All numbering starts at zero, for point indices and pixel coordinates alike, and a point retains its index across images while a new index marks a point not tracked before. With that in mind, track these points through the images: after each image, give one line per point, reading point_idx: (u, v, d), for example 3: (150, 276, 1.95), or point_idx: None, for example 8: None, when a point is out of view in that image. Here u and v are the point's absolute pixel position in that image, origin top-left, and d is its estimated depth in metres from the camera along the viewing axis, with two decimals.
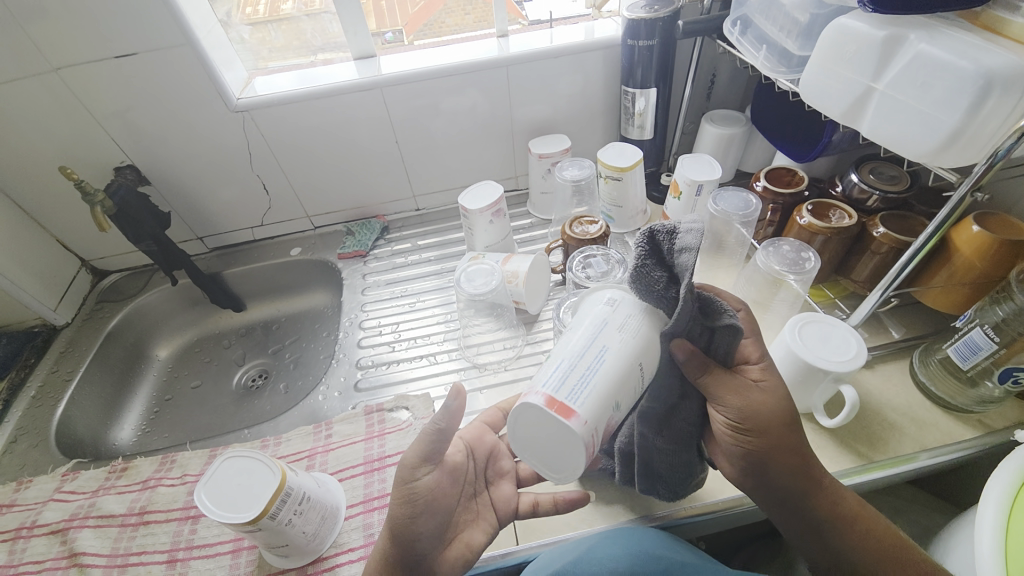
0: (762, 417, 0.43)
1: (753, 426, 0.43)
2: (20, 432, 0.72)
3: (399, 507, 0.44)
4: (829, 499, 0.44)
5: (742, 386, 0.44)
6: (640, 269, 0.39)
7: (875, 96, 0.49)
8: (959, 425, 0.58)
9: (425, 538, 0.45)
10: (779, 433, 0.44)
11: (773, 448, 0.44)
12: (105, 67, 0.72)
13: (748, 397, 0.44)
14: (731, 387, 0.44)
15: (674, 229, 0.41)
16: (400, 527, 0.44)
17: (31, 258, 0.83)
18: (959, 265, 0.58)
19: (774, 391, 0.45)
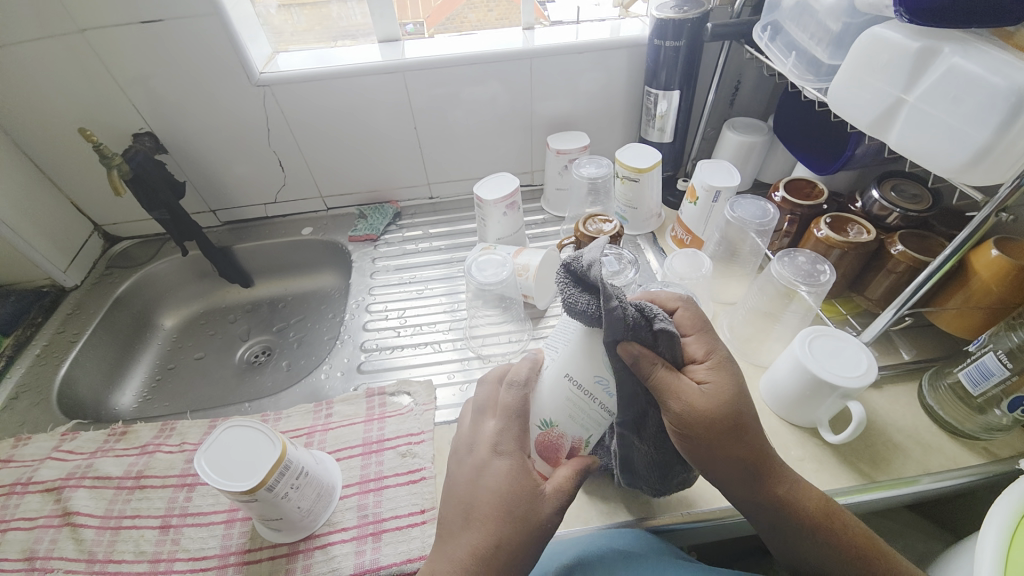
0: (704, 423, 0.43)
1: (694, 431, 0.43)
2: (22, 389, 0.72)
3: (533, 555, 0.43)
4: (790, 499, 0.46)
5: (684, 390, 0.43)
6: (566, 303, 0.41)
7: (905, 108, 0.48)
8: (965, 450, 0.58)
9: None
10: (727, 436, 0.44)
11: (719, 449, 0.44)
12: (129, 32, 0.72)
13: (692, 403, 0.43)
14: (675, 394, 0.43)
15: (580, 256, 0.42)
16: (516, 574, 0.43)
17: (45, 218, 0.84)
18: (975, 289, 0.57)
19: (719, 393, 0.44)
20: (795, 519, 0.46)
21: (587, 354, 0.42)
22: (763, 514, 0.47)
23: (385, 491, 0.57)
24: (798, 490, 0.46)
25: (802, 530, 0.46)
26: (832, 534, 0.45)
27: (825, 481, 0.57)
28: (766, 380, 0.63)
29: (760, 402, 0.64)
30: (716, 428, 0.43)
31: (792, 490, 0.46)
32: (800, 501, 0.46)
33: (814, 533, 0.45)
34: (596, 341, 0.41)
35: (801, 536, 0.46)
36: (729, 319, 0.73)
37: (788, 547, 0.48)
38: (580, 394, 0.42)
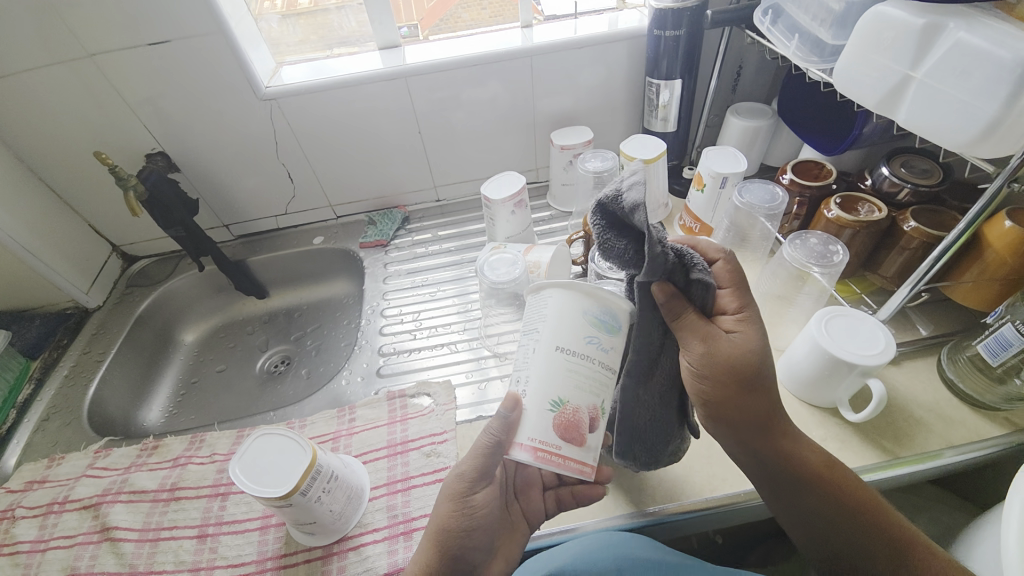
0: (723, 366, 0.44)
1: (710, 372, 0.45)
2: (53, 410, 0.74)
3: (465, 521, 0.46)
4: (796, 453, 0.47)
5: (710, 336, 0.44)
6: (602, 244, 0.45)
7: (913, 85, 0.47)
8: (987, 423, 0.57)
9: (478, 552, 0.47)
10: (745, 384, 0.45)
11: (732, 397, 0.45)
12: (135, 54, 0.73)
13: (716, 347, 0.44)
14: (707, 340, 0.44)
15: (619, 194, 0.42)
16: (453, 540, 0.46)
17: (64, 241, 0.85)
18: (990, 261, 0.57)
19: (746, 343, 0.44)
20: (799, 473, 0.47)
21: (570, 319, 0.43)
22: (768, 470, 0.47)
23: (412, 491, 0.58)
24: (802, 450, 0.47)
25: (804, 486, 0.47)
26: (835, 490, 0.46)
27: (847, 459, 0.57)
28: (783, 363, 0.63)
29: (778, 385, 0.65)
30: (736, 372, 0.44)
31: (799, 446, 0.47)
32: (806, 457, 0.47)
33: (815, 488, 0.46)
34: (575, 306, 0.43)
35: (803, 490, 0.47)
36: None
37: (784, 504, 0.48)
38: (578, 360, 0.42)
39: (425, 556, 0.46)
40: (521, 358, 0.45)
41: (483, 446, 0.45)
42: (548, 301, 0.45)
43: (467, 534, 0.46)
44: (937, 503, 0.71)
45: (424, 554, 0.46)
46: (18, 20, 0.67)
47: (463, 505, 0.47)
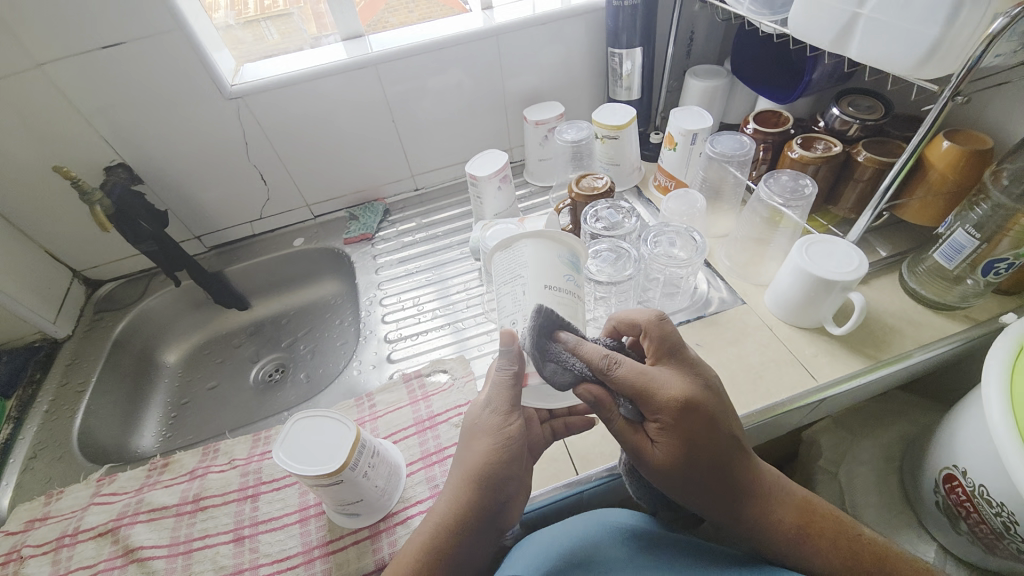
0: (665, 475, 0.45)
1: (656, 481, 0.46)
2: (39, 447, 0.68)
3: (501, 455, 0.46)
4: (765, 520, 0.47)
5: (641, 448, 0.45)
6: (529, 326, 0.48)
7: (861, 22, 0.52)
8: (950, 321, 0.65)
9: (512, 484, 0.47)
10: (692, 481, 0.45)
11: (683, 493, 0.46)
12: (85, 60, 0.69)
13: (651, 463, 0.45)
14: (632, 450, 0.46)
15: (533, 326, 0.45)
16: (488, 475, 0.46)
17: (20, 268, 0.79)
18: (933, 180, 0.64)
19: (672, 451, 0.44)
20: (779, 539, 0.47)
21: (547, 263, 0.49)
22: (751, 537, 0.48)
23: (448, 460, 0.59)
24: (774, 509, 0.47)
25: (789, 547, 0.47)
26: (816, 543, 0.46)
27: (839, 369, 0.63)
28: (770, 293, 0.69)
29: (768, 315, 0.70)
30: (676, 478, 0.45)
31: (769, 513, 0.47)
32: (777, 520, 0.47)
33: (800, 547, 0.46)
34: (547, 249, 0.50)
35: (791, 550, 0.47)
36: (725, 250, 0.80)
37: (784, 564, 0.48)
38: (562, 294, 0.48)
39: (464, 496, 0.45)
40: (512, 305, 0.49)
41: (500, 379, 0.48)
42: (522, 250, 0.50)
43: (505, 467, 0.46)
44: (911, 406, 0.80)
45: (461, 496, 0.45)
46: None
47: (501, 438, 0.47)
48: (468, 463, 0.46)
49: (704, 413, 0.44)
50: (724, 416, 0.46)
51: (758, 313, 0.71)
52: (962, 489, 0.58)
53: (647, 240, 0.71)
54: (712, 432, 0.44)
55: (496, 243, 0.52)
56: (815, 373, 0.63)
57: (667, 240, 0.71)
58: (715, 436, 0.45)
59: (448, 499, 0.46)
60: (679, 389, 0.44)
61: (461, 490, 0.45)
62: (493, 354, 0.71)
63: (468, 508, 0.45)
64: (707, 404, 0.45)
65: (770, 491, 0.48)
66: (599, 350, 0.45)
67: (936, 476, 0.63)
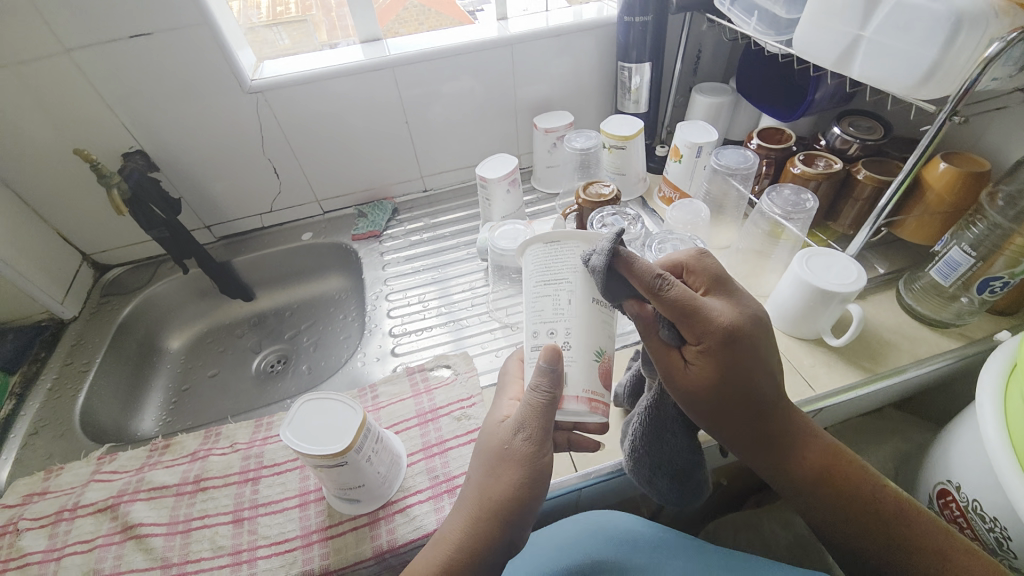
0: (697, 399, 0.45)
1: (686, 405, 0.46)
2: (40, 424, 0.69)
3: (526, 491, 0.43)
4: (791, 460, 0.48)
5: (676, 369, 0.45)
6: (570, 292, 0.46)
7: (863, 43, 0.55)
8: (945, 337, 0.67)
9: (533, 516, 0.45)
10: (725, 408, 0.45)
11: (713, 420, 0.46)
12: (111, 48, 0.71)
13: (683, 385, 0.45)
14: (667, 371, 0.45)
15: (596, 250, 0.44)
16: (511, 508, 0.43)
17: (32, 247, 0.80)
18: (931, 200, 0.66)
19: (709, 375, 0.43)
20: (802, 479, 0.48)
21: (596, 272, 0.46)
22: (774, 474, 0.49)
23: (449, 452, 0.59)
24: (803, 451, 0.48)
25: (809, 489, 0.48)
26: (837, 487, 0.47)
27: (836, 380, 0.64)
28: (770, 304, 0.71)
29: (767, 325, 0.72)
30: (708, 402, 0.45)
31: (797, 453, 0.48)
32: (804, 461, 0.48)
33: (821, 490, 0.48)
34: None
35: (812, 493, 0.48)
36: (726, 261, 0.81)
37: (803, 507, 0.50)
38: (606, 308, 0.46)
39: (482, 528, 0.43)
40: (551, 311, 0.46)
41: (535, 404, 0.44)
42: (573, 252, 0.47)
43: (529, 502, 0.44)
44: (905, 423, 0.81)
45: (480, 526, 0.43)
46: None
47: (529, 472, 0.44)
48: (489, 493, 0.44)
49: (748, 343, 0.44)
50: (767, 352, 0.45)
51: None
52: (955, 504, 0.58)
53: (652, 247, 0.73)
54: (755, 361, 0.44)
55: (543, 237, 0.48)
56: (813, 382, 0.64)
57: (672, 247, 0.72)
58: (755, 367, 0.45)
59: (461, 525, 0.44)
60: (727, 316, 0.44)
61: (480, 521, 0.43)
62: (496, 351, 0.72)
63: (489, 538, 0.43)
64: (754, 335, 0.44)
65: (802, 433, 0.48)
66: (652, 268, 0.43)
67: (929, 491, 0.63)
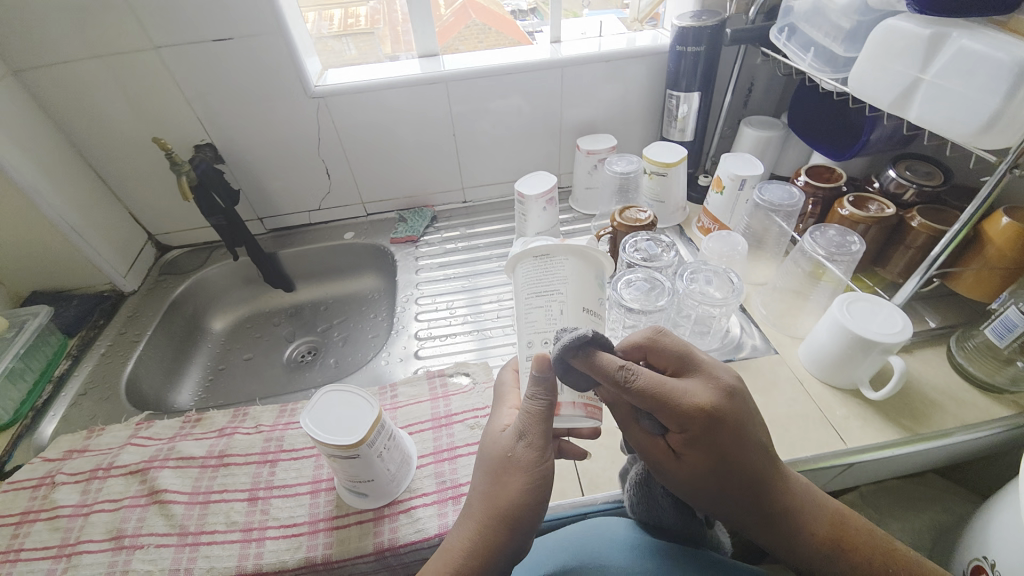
0: (692, 485, 0.45)
1: (682, 492, 0.46)
2: (90, 386, 0.75)
3: (531, 495, 0.44)
4: (798, 535, 0.46)
5: (666, 459, 0.45)
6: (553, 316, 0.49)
7: (922, 86, 0.53)
8: (996, 403, 0.62)
9: (538, 523, 0.45)
10: (720, 492, 0.45)
11: (711, 503, 0.47)
12: (196, 49, 0.78)
13: (676, 473, 0.45)
14: (657, 462, 0.46)
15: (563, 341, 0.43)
16: (516, 512, 0.44)
17: (106, 224, 0.88)
18: (991, 255, 0.62)
19: (695, 462, 0.44)
20: (815, 556, 0.46)
21: (582, 284, 0.51)
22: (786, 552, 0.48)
23: (459, 459, 0.60)
24: (808, 524, 0.47)
25: (824, 562, 0.46)
26: (852, 560, 0.45)
27: (870, 435, 0.61)
28: (805, 347, 0.68)
29: (800, 369, 0.69)
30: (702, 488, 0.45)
31: (804, 528, 0.46)
32: (814, 534, 0.46)
33: (835, 565, 0.46)
34: (583, 270, 0.52)
35: (826, 568, 0.46)
36: (762, 298, 0.79)
37: None
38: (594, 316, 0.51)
39: (487, 531, 0.43)
40: (544, 321, 0.49)
41: (536, 412, 0.45)
42: (561, 266, 0.51)
43: (534, 507, 0.44)
44: (947, 493, 0.75)
45: (486, 530, 0.43)
46: (80, 15, 0.72)
47: (532, 477, 0.44)
48: (494, 496, 0.44)
49: (728, 423, 0.43)
50: (748, 425, 0.45)
51: (790, 366, 0.69)
52: None
53: (683, 276, 0.72)
54: (739, 441, 0.44)
55: (534, 251, 0.52)
56: (844, 434, 0.61)
57: (704, 278, 0.71)
58: (742, 449, 0.44)
59: (469, 529, 0.44)
60: (703, 398, 0.43)
61: (489, 526, 0.43)
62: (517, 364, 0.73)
63: (492, 544, 0.43)
64: (731, 414, 0.44)
65: (807, 505, 0.47)
66: (615, 363, 0.42)
67: (967, 569, 0.58)
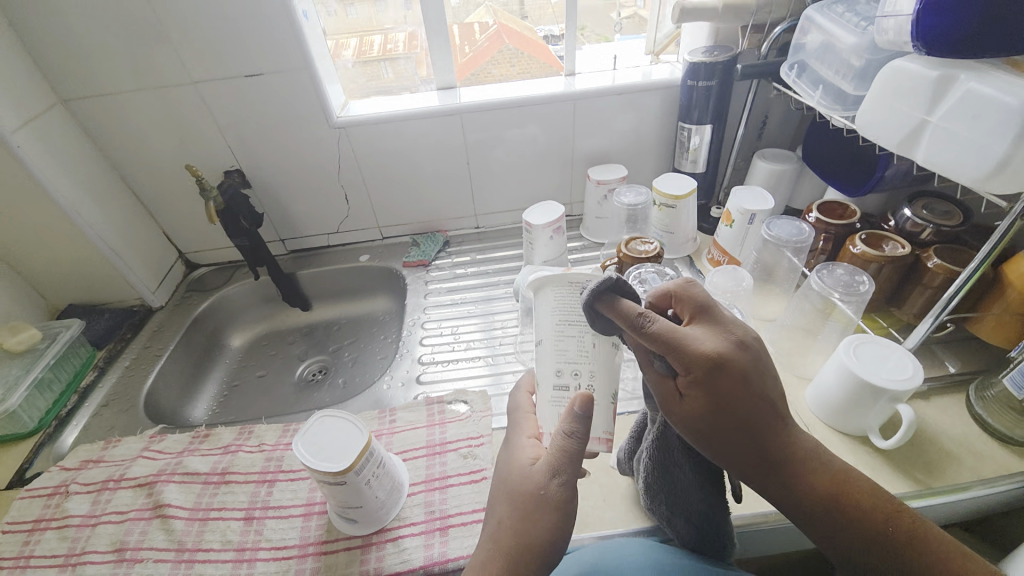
0: (700, 432, 0.44)
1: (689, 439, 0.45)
2: (112, 398, 0.79)
3: (560, 532, 0.44)
4: (802, 489, 0.45)
5: (674, 403, 0.44)
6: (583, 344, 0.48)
7: (930, 127, 0.52)
8: (1018, 458, 0.58)
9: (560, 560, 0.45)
10: (727, 437, 0.44)
11: (718, 452, 0.45)
12: (228, 84, 0.84)
13: (682, 417, 0.44)
14: (664, 404, 0.45)
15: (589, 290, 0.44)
16: (544, 551, 0.43)
17: (140, 243, 0.94)
18: (1012, 299, 0.59)
19: (699, 406, 0.42)
20: (820, 515, 0.44)
21: None
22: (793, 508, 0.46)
23: (449, 489, 0.60)
24: (812, 477, 0.45)
25: (828, 520, 0.44)
26: (854, 520, 0.44)
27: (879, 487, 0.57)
28: (812, 389, 0.66)
29: (806, 412, 0.66)
30: (707, 433, 0.43)
31: (810, 481, 0.44)
32: (818, 491, 0.44)
33: (839, 526, 0.44)
34: None
35: (831, 526, 0.44)
36: (770, 335, 0.76)
37: (830, 547, 0.45)
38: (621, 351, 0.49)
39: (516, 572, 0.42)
40: (575, 352, 0.48)
41: (567, 448, 0.45)
42: None
43: (561, 545, 0.44)
44: None
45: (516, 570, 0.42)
46: (127, 53, 0.79)
47: (560, 514, 0.44)
48: (522, 535, 0.43)
49: (736, 372, 0.42)
50: (758, 377, 0.43)
51: (796, 409, 0.67)
52: None
53: None
54: (745, 391, 0.43)
55: (569, 277, 0.48)
56: None
57: None
58: (747, 393, 0.43)
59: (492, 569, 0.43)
60: (712, 345, 0.43)
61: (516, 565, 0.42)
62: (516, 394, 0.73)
63: None
64: (739, 360, 0.43)
65: (813, 459, 0.45)
66: (635, 307, 0.42)
67: None
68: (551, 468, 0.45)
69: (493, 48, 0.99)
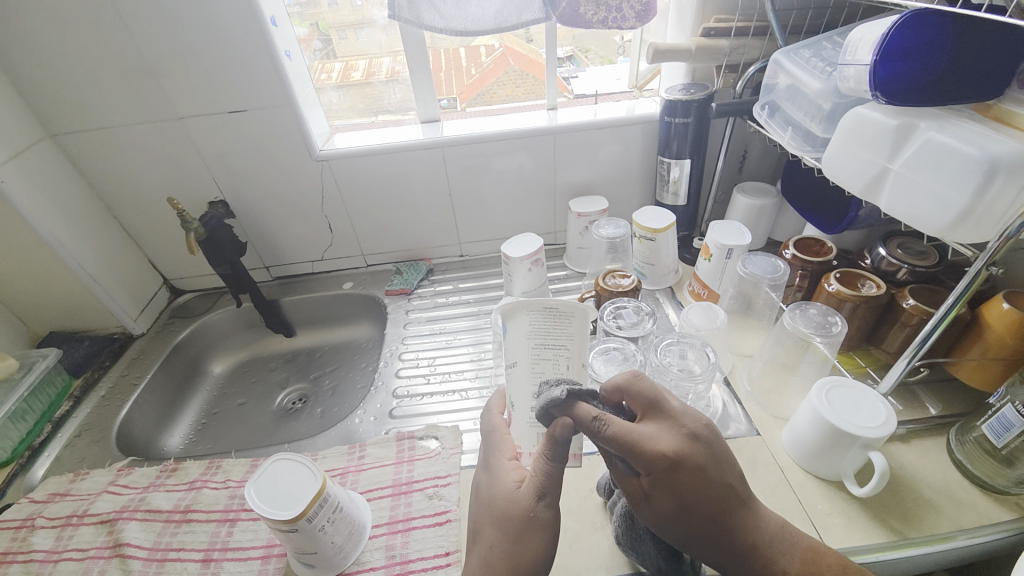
0: (669, 527, 0.45)
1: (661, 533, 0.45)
2: (85, 428, 0.79)
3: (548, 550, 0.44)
4: (774, 572, 0.44)
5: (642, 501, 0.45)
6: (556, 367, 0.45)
7: (892, 175, 0.52)
8: (998, 506, 0.56)
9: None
10: (694, 528, 0.44)
11: (689, 542, 0.45)
12: (214, 118, 0.86)
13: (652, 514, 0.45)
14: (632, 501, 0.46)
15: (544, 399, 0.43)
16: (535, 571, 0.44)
17: (123, 271, 0.95)
18: (991, 341, 0.58)
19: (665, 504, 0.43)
20: None
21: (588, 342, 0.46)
22: None
23: (412, 532, 0.59)
24: (781, 559, 0.45)
25: None
26: None
27: (854, 536, 0.56)
28: (787, 431, 0.64)
29: (782, 455, 0.65)
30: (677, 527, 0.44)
31: (780, 566, 0.44)
32: (789, 570, 0.44)
33: None
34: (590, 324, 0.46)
35: None
36: (748, 371, 0.75)
37: None
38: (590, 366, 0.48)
39: None
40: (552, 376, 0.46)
41: (550, 470, 0.45)
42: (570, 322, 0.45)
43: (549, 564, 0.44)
44: None
45: None
46: (116, 88, 0.81)
47: (546, 534, 0.45)
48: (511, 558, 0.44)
49: (692, 467, 0.43)
50: (713, 467, 0.44)
51: (771, 450, 0.65)
52: None
53: (658, 348, 0.70)
54: (703, 484, 0.43)
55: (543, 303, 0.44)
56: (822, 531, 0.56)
57: (679, 351, 0.69)
58: (708, 483, 0.43)
59: None
60: (668, 444, 0.43)
61: None
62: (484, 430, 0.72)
63: None
64: (694, 455, 0.43)
65: (779, 540, 0.45)
66: (589, 412, 0.42)
67: None
68: (536, 492, 0.45)
69: (498, 70, 1.01)
